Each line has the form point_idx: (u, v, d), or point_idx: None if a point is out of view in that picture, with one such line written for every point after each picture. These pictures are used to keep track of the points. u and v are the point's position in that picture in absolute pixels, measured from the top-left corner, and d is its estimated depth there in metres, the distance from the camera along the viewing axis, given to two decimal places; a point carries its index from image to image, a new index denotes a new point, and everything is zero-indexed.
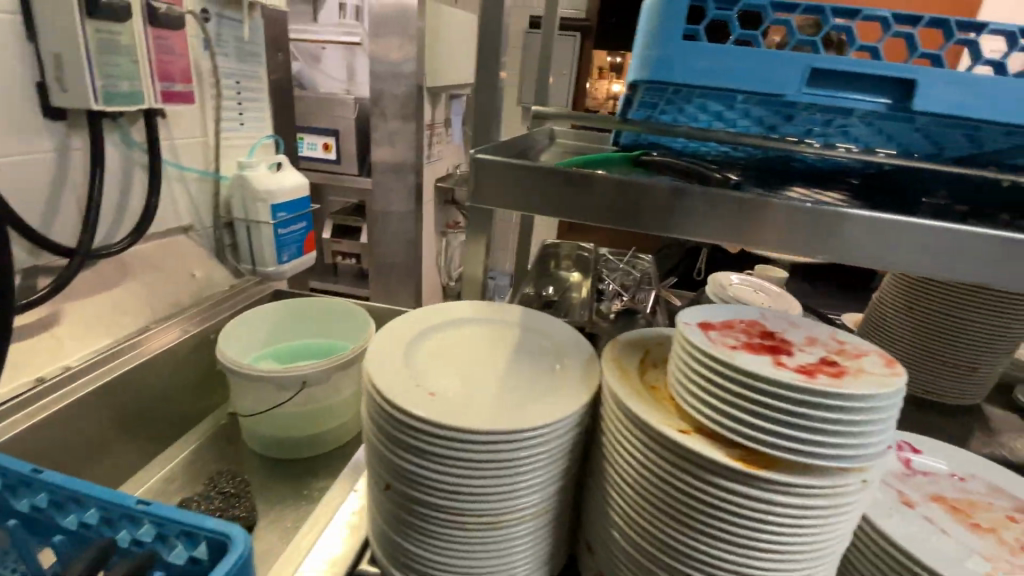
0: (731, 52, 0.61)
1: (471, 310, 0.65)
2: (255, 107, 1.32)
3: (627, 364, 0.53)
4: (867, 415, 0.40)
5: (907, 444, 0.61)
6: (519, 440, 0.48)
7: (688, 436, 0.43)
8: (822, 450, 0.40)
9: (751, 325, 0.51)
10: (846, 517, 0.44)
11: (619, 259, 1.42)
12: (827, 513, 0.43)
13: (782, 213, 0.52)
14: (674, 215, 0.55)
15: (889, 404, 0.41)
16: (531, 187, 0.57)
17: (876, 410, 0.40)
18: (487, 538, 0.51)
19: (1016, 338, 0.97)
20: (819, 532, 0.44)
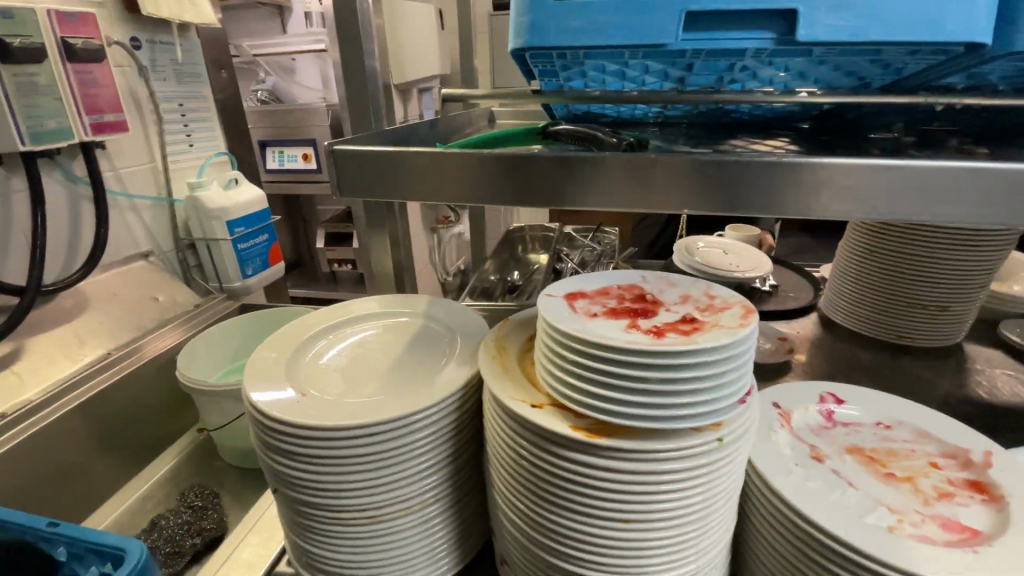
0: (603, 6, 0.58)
1: (375, 306, 0.65)
2: (204, 127, 1.34)
3: (510, 343, 0.52)
4: (711, 369, 0.38)
5: (831, 395, 0.59)
6: (381, 431, 0.47)
7: (539, 411, 0.42)
8: (666, 411, 0.38)
9: (627, 290, 0.49)
10: (715, 477, 0.42)
11: (584, 236, 1.38)
12: (687, 475, 0.41)
13: (669, 168, 0.48)
14: (564, 186, 0.52)
15: (737, 356, 0.39)
16: (405, 175, 0.55)
17: (721, 364, 0.38)
18: (373, 533, 0.50)
19: (991, 270, 0.91)
20: (686, 496, 0.42)
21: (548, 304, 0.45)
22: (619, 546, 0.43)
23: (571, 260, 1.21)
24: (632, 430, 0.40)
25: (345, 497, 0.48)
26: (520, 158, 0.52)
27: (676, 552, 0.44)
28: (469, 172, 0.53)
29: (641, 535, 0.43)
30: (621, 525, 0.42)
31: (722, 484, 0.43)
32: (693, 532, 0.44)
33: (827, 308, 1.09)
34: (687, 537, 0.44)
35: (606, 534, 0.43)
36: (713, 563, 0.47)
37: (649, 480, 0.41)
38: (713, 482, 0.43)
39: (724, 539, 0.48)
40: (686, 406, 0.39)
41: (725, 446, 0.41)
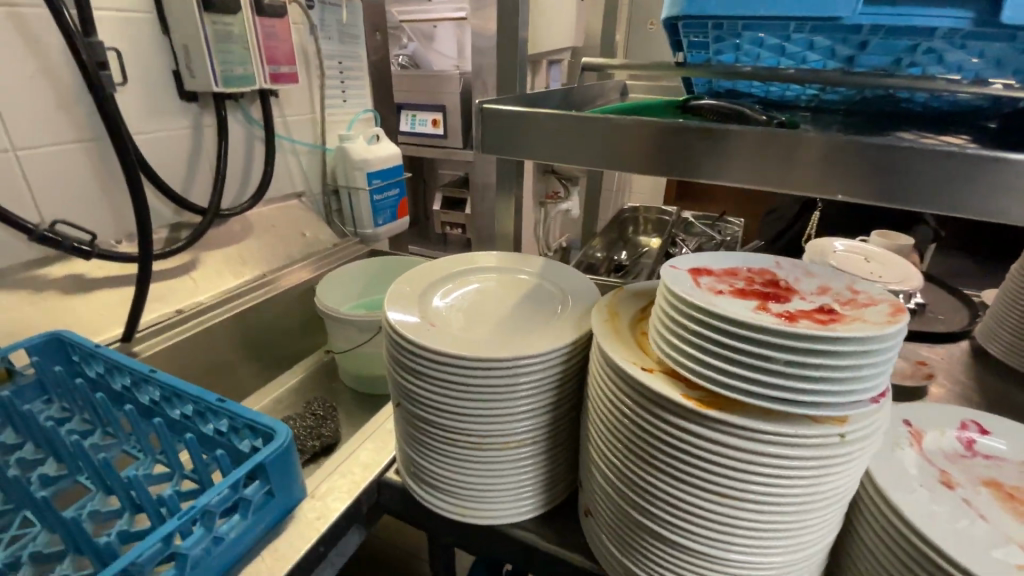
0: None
1: (495, 261, 0.69)
2: (356, 86, 1.47)
3: (623, 310, 0.53)
4: (848, 363, 0.37)
5: (974, 424, 0.53)
6: (495, 368, 0.51)
7: (649, 374, 0.44)
8: (793, 396, 0.38)
9: (758, 274, 0.48)
10: (828, 472, 0.41)
11: (704, 223, 1.32)
12: (800, 465, 0.40)
13: (819, 148, 0.46)
14: (701, 159, 0.51)
15: (882, 355, 0.37)
16: (546, 135, 0.57)
17: (861, 359, 0.37)
18: (474, 458, 0.55)
19: None
20: (792, 483, 0.41)
21: (672, 276, 0.45)
22: (711, 518, 0.43)
23: (687, 247, 1.18)
24: (747, 407, 0.40)
25: (457, 422, 0.54)
26: (662, 126, 0.52)
27: (769, 538, 0.44)
28: (606, 137, 0.55)
29: (737, 515, 0.43)
30: (716, 498, 0.43)
31: (834, 484, 0.42)
32: (790, 522, 0.43)
33: (982, 337, 0.95)
34: (782, 525, 0.43)
35: (699, 504, 0.43)
36: (806, 560, 0.46)
37: (755, 461, 0.40)
38: (825, 478, 0.41)
39: (824, 540, 0.46)
40: (813, 395, 0.38)
41: (845, 444, 0.40)
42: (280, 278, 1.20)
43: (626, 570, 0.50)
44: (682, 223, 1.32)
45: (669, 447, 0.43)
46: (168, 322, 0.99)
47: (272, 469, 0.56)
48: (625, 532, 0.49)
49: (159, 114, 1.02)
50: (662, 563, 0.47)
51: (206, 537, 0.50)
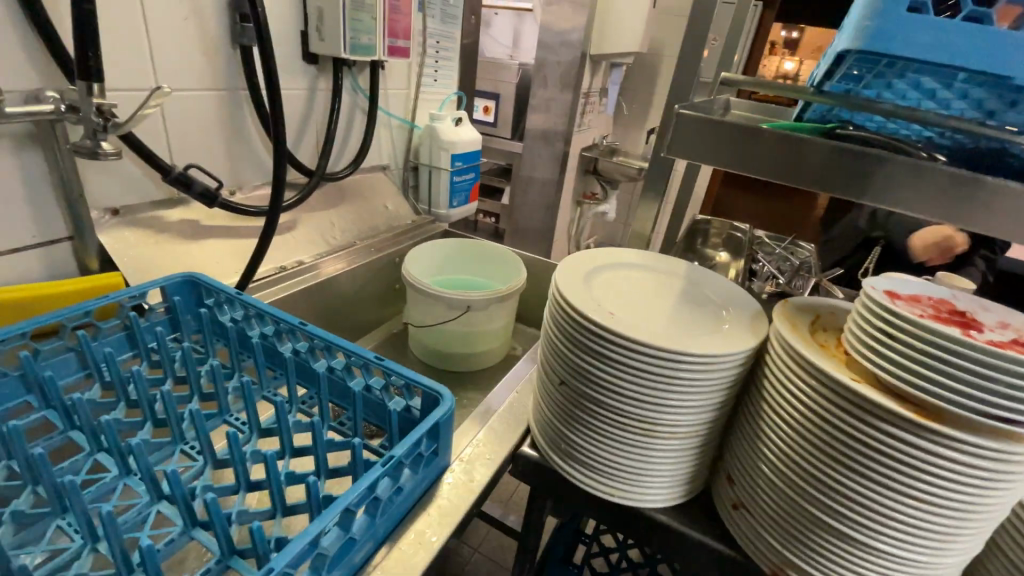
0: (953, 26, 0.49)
1: (640, 258, 0.73)
2: (447, 67, 1.49)
3: (797, 320, 0.57)
4: None
5: None
6: (685, 361, 0.54)
7: (857, 382, 0.47)
8: (1010, 415, 0.42)
9: (940, 303, 0.51)
10: (1009, 488, 0.46)
11: (776, 244, 1.37)
12: (991, 479, 0.45)
13: (998, 193, 0.51)
14: (871, 184, 0.56)
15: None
16: (729, 141, 0.61)
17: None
18: (639, 442, 0.59)
19: None
20: (978, 494, 0.45)
21: (875, 296, 0.49)
22: (893, 523, 0.47)
23: (767, 265, 1.22)
24: (957, 421, 0.44)
25: (638, 408, 0.57)
26: (840, 149, 0.56)
27: (940, 545, 0.48)
28: (782, 153, 0.59)
29: (922, 520, 0.47)
30: (904, 503, 0.46)
31: (1011, 499, 0.46)
32: (963, 532, 0.48)
33: None
34: (956, 534, 0.48)
35: (885, 509, 0.47)
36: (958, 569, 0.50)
37: (958, 471, 0.44)
38: (1006, 492, 0.46)
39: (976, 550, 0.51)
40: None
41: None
42: (327, 262, 1.12)
43: (785, 561, 0.54)
44: (755, 243, 1.37)
45: (867, 451, 0.46)
46: (273, 278, 1.02)
47: (442, 428, 0.60)
48: (789, 526, 0.53)
49: (285, 73, 1.04)
50: (827, 558, 0.51)
51: (391, 485, 0.53)
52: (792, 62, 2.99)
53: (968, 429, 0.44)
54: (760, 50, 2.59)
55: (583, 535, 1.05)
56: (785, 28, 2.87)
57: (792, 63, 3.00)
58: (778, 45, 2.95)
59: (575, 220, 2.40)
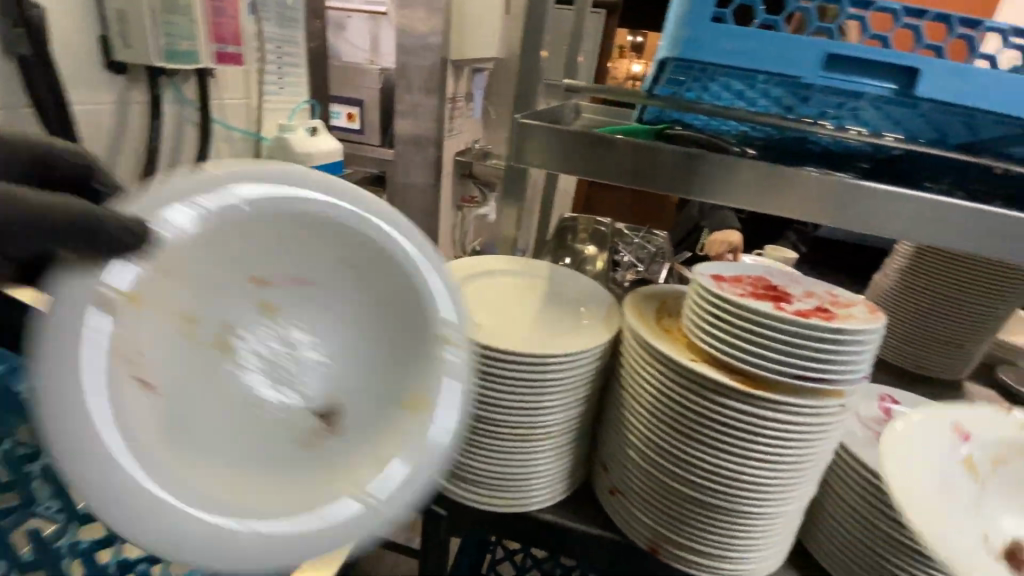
0: (760, 36, 0.60)
1: (507, 263, 0.73)
2: (294, 73, 1.39)
3: (645, 311, 0.61)
4: (852, 348, 0.48)
5: (887, 396, 0.69)
6: (548, 363, 0.55)
7: (696, 363, 0.51)
8: (817, 374, 0.48)
9: (758, 280, 0.58)
10: (826, 436, 0.52)
11: (635, 234, 1.47)
12: (810, 430, 0.51)
13: (793, 179, 0.58)
14: (694, 181, 0.61)
15: (872, 344, 0.49)
16: (575, 151, 0.63)
17: (861, 346, 0.48)
18: (515, 449, 0.59)
19: (1001, 319, 1.02)
20: (803, 446, 0.51)
21: (703, 282, 0.54)
22: (740, 483, 0.52)
23: (626, 255, 1.35)
24: (777, 387, 0.50)
25: (509, 415, 0.57)
26: (665, 151, 0.61)
27: (780, 495, 0.54)
28: (618, 158, 0.62)
29: (760, 477, 0.52)
30: (747, 464, 0.51)
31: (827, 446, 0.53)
32: (796, 481, 0.54)
33: None
34: (791, 484, 0.53)
35: (732, 472, 0.51)
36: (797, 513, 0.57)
37: (782, 431, 0.50)
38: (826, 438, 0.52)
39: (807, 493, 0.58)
40: (828, 374, 0.48)
41: (841, 411, 0.51)
42: None
43: (660, 535, 0.57)
44: (617, 234, 1.46)
45: (711, 424, 0.51)
46: None
47: None
48: (658, 501, 0.56)
49: (83, 85, 0.88)
50: (693, 524, 0.55)
51: None
52: (640, 65, 3.28)
53: (788, 391, 0.49)
54: (611, 54, 2.79)
55: (486, 544, 1.03)
56: (631, 33, 3.14)
57: (640, 65, 3.28)
58: (625, 48, 3.22)
59: (456, 224, 2.38)
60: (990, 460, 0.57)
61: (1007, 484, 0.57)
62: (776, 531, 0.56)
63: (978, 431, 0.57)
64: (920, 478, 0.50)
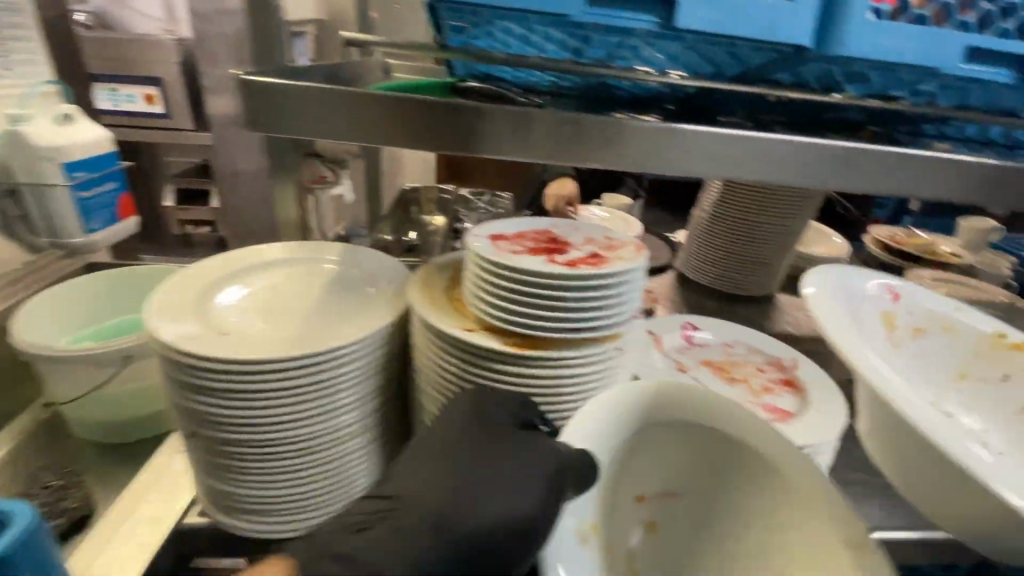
0: None
1: (285, 251, 0.63)
2: (22, 47, 1.09)
3: (435, 284, 0.55)
4: (615, 290, 0.47)
5: (690, 323, 0.71)
6: (312, 366, 0.48)
7: (473, 333, 0.48)
8: (587, 322, 0.47)
9: (541, 235, 0.55)
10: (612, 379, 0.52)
11: (479, 199, 1.43)
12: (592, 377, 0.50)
13: (569, 125, 0.55)
14: (476, 137, 0.56)
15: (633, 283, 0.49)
16: (338, 114, 0.54)
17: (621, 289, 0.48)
18: (302, 466, 0.52)
19: (795, 233, 1.12)
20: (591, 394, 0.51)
21: (478, 245, 0.50)
22: None
23: (469, 221, 1.30)
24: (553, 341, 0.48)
25: (284, 430, 0.50)
26: (439, 105, 0.54)
27: None
28: (390, 118, 0.55)
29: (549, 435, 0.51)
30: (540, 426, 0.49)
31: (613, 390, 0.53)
32: None
33: (684, 266, 1.27)
34: None
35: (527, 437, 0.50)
36: None
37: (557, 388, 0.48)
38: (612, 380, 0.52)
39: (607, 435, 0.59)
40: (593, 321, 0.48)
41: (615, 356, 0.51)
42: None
43: None
44: (460, 201, 1.41)
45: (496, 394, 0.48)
46: None
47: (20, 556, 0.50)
48: None
49: None
50: None
51: None
52: None
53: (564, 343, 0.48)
54: None
55: None
56: None
57: None
58: None
59: None
60: (912, 324, 0.76)
61: (927, 349, 0.75)
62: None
63: (909, 299, 0.77)
64: (848, 344, 0.61)
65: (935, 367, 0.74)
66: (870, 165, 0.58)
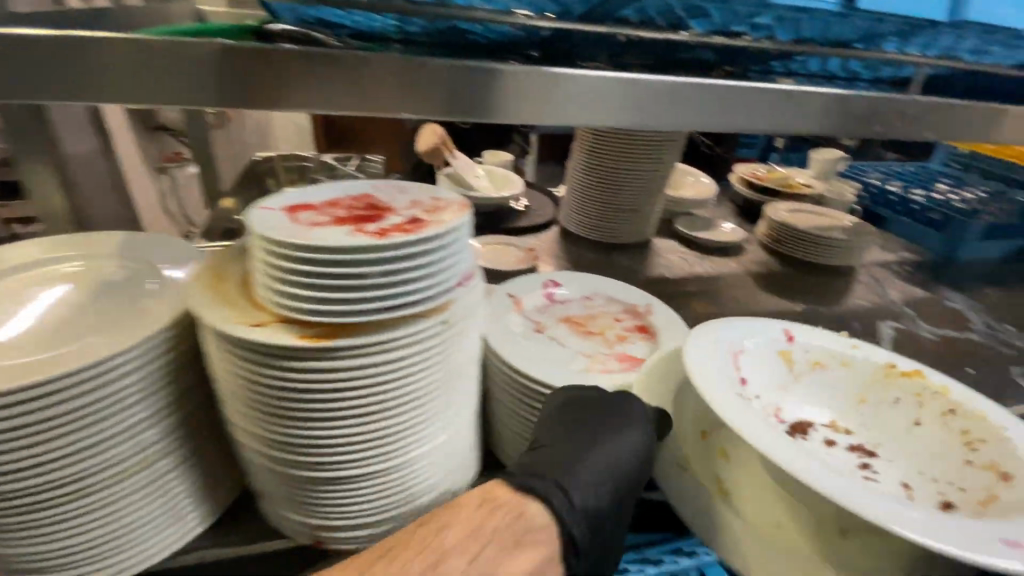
0: None
1: (40, 249, 0.53)
2: None
3: (231, 272, 0.46)
4: (433, 258, 0.40)
5: (551, 280, 0.69)
6: (55, 394, 0.40)
7: (261, 329, 0.39)
8: (402, 300, 0.40)
9: (358, 202, 0.47)
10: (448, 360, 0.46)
11: (346, 164, 1.30)
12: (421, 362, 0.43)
13: (398, 67, 0.47)
14: (286, 87, 0.45)
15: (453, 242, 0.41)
16: (81, 65, 0.40)
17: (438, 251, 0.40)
18: (76, 508, 0.44)
19: (663, 178, 1.14)
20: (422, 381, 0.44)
21: (263, 221, 0.41)
22: (363, 446, 0.44)
23: None
24: (362, 327, 0.40)
25: (35, 474, 0.41)
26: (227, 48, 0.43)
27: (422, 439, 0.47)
28: (161, 69, 0.42)
29: (382, 431, 0.44)
30: (361, 425, 0.43)
31: (455, 364, 0.47)
32: (435, 416, 0.47)
33: (564, 220, 1.26)
34: (430, 422, 0.47)
35: (349, 439, 0.43)
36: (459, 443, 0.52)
37: (377, 377, 0.41)
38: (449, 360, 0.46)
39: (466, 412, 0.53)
40: (410, 294, 0.40)
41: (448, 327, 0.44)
42: None
43: (315, 527, 0.48)
44: (324, 168, 1.27)
45: (298, 397, 0.40)
46: None
47: None
48: (297, 497, 0.46)
49: None
50: (339, 504, 0.46)
51: None
52: None
53: (375, 328, 0.41)
54: None
55: None
56: None
57: None
58: None
59: None
60: (810, 364, 0.62)
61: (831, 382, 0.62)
62: (442, 467, 0.50)
63: (805, 334, 0.63)
64: (728, 412, 0.43)
65: (894, 419, 0.59)
66: (708, 100, 0.56)
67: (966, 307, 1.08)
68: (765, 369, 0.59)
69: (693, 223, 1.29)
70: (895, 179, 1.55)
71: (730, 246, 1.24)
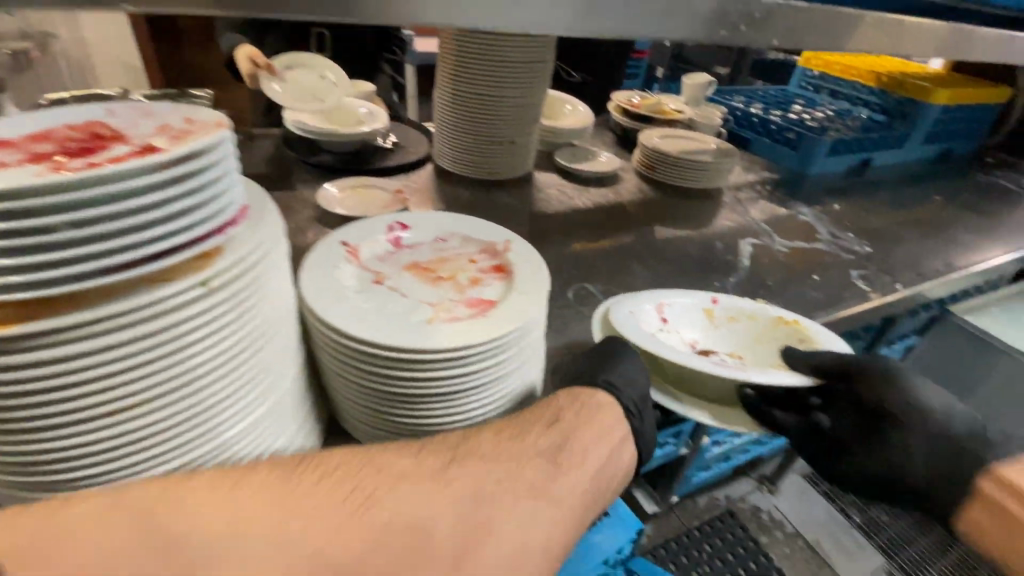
0: None
1: None
2: None
3: None
4: (163, 196, 0.32)
5: (399, 224, 0.62)
6: None
7: None
8: (123, 259, 0.31)
9: (82, 130, 0.37)
10: (231, 336, 0.38)
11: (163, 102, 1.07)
12: (184, 343, 0.35)
13: None
14: None
15: (186, 184, 0.32)
16: None
17: (161, 195, 0.31)
18: None
19: (536, 107, 1.06)
20: (194, 368, 0.37)
21: None
22: (128, 449, 0.37)
23: None
24: (82, 304, 0.32)
25: None
26: None
27: (217, 434, 0.40)
28: None
29: (146, 429, 0.36)
30: (118, 426, 0.35)
31: (241, 336, 0.39)
32: (232, 405, 0.40)
33: (438, 158, 1.15)
34: (225, 413, 0.40)
35: (104, 444, 0.36)
36: (281, 426, 0.46)
37: (112, 363, 0.33)
38: (231, 336, 0.38)
39: (287, 385, 0.47)
40: (131, 252, 0.32)
41: (213, 292, 0.36)
42: None
43: None
44: None
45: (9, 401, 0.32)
46: None
47: None
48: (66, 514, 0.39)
49: None
50: None
51: None
52: None
53: (99, 302, 0.33)
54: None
55: None
56: None
57: None
58: None
59: None
60: (727, 316, 0.75)
61: (741, 332, 0.74)
62: (260, 451, 0.44)
63: (725, 298, 0.77)
64: (660, 351, 0.61)
65: (768, 350, 0.71)
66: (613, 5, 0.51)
67: (816, 220, 1.17)
68: (685, 316, 0.74)
69: (573, 154, 1.25)
70: (758, 102, 1.61)
71: (609, 176, 1.22)
